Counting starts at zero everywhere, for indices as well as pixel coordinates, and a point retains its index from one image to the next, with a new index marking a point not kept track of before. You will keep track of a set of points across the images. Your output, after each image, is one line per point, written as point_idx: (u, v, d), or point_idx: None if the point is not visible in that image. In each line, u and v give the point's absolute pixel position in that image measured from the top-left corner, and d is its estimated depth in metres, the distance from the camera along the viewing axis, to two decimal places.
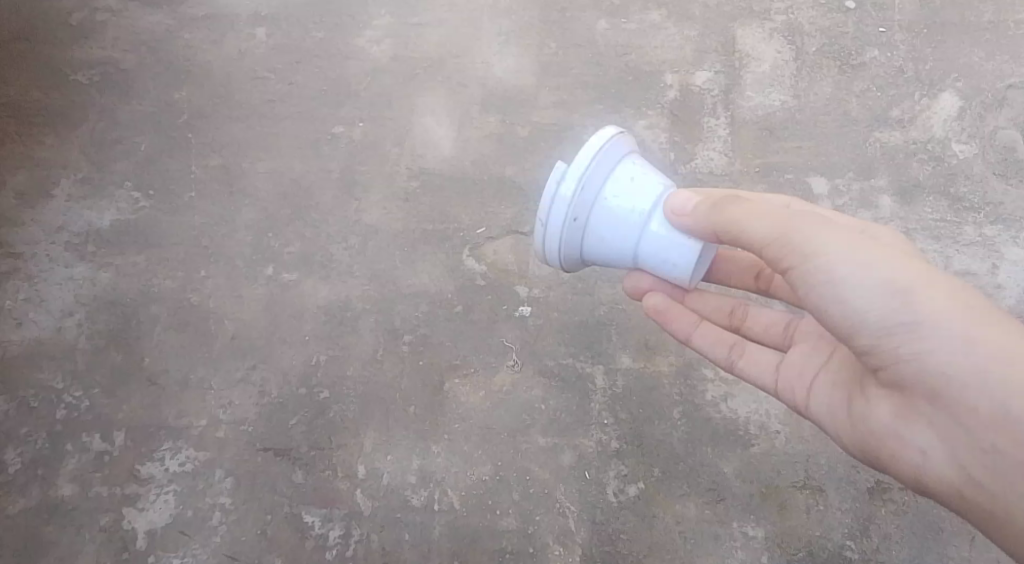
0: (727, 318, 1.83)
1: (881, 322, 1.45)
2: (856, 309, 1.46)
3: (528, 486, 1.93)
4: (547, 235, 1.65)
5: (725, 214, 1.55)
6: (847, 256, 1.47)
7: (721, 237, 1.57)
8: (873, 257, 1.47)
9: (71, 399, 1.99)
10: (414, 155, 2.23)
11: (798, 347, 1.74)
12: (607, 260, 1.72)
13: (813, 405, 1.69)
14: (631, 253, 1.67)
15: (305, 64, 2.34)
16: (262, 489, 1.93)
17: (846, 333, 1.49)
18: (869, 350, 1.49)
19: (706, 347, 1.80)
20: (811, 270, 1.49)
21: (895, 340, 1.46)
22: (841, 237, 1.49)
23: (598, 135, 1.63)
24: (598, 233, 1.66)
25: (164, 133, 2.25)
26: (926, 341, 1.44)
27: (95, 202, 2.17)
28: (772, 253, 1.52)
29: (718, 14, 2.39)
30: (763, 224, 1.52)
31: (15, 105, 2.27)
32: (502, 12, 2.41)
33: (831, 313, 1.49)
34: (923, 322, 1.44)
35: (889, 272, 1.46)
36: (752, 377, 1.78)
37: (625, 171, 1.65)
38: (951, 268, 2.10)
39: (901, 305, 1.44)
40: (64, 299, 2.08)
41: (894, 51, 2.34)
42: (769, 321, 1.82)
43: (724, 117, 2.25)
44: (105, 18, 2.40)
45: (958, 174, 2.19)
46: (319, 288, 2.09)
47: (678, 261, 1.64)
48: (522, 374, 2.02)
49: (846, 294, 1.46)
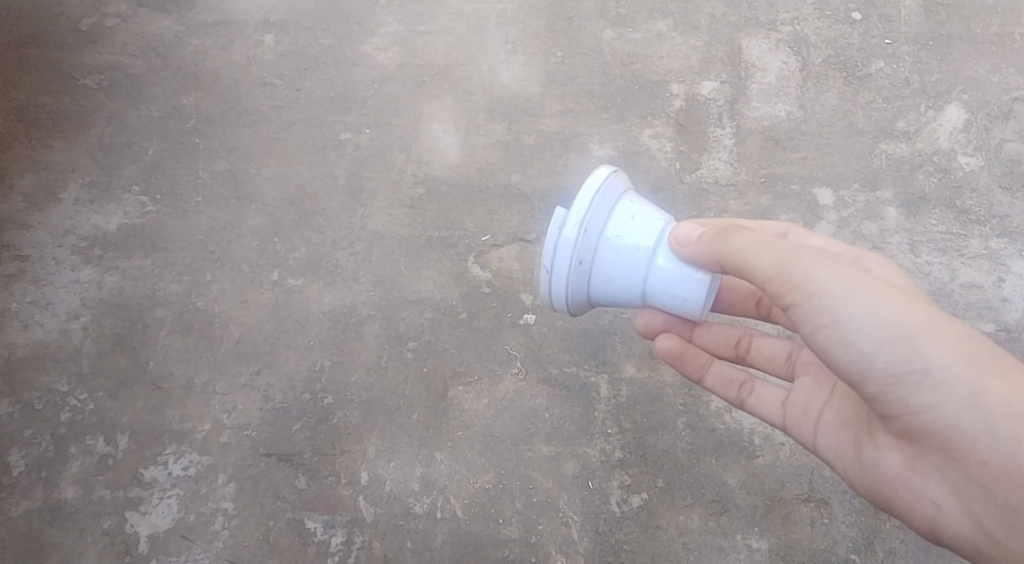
0: (732, 349, 1.86)
1: (890, 368, 1.44)
2: (865, 353, 1.45)
3: (531, 494, 1.93)
4: (553, 278, 1.64)
5: (733, 244, 1.54)
6: (855, 298, 1.46)
7: (726, 265, 1.56)
8: (882, 304, 1.45)
9: (75, 402, 2.00)
10: (420, 162, 2.24)
11: (803, 382, 1.76)
12: (614, 299, 1.71)
13: (821, 444, 1.70)
14: (639, 290, 1.67)
15: (312, 71, 2.36)
16: (265, 495, 1.93)
17: (854, 378, 1.47)
18: (878, 395, 1.47)
19: (716, 386, 1.82)
20: (817, 307, 1.47)
21: (905, 387, 1.44)
22: (848, 277, 1.47)
23: (594, 177, 1.64)
24: (605, 271, 1.66)
25: (171, 138, 2.26)
26: (936, 391, 1.43)
27: (102, 206, 2.18)
28: (779, 293, 1.51)
29: (725, 24, 2.40)
30: (771, 262, 1.51)
31: (24, 108, 2.29)
32: (509, 20, 2.43)
33: (839, 355, 1.47)
34: (933, 371, 1.43)
35: (899, 321, 1.44)
36: (761, 412, 1.80)
37: (624, 211, 1.66)
38: (957, 280, 2.10)
39: (911, 355, 1.43)
40: (70, 301, 2.09)
41: (900, 63, 2.35)
42: (771, 351, 1.84)
43: (729, 126, 2.25)
44: (115, 23, 2.42)
45: (963, 187, 2.20)
46: (324, 294, 2.10)
47: (688, 295, 1.64)
48: (526, 382, 2.02)
49: (855, 337, 1.45)
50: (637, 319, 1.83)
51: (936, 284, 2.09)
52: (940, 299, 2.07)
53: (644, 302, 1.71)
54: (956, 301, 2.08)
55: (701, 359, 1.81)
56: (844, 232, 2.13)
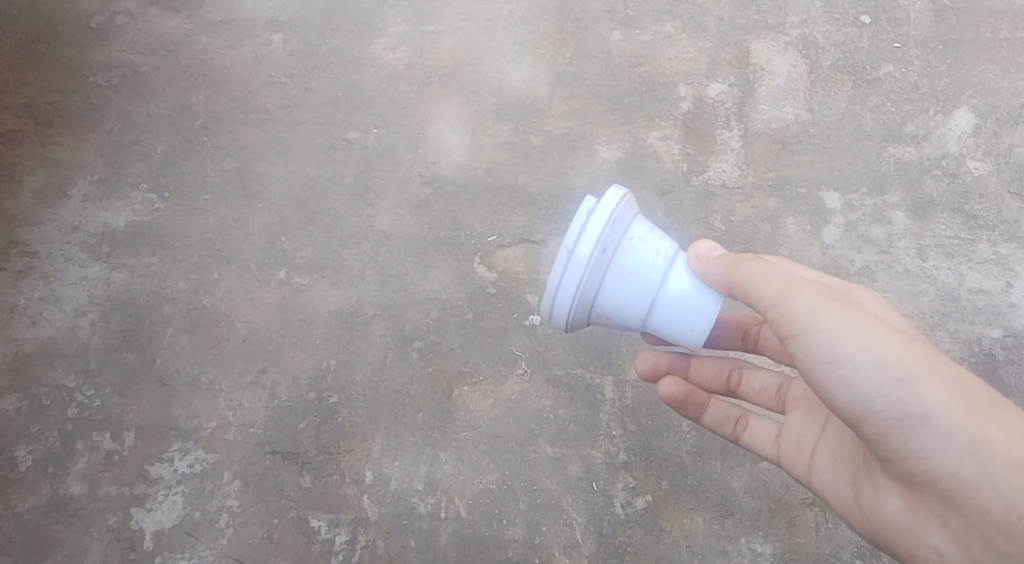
0: (724, 384, 1.88)
1: (888, 411, 1.46)
2: (863, 394, 1.47)
3: (536, 495, 1.93)
4: (575, 264, 1.60)
5: (744, 271, 1.59)
6: (856, 338, 1.48)
7: (736, 290, 1.61)
8: (883, 344, 1.48)
9: (82, 398, 2.01)
10: (427, 163, 2.24)
11: (795, 417, 1.77)
12: (618, 311, 1.68)
13: (816, 481, 1.71)
14: (651, 301, 1.66)
15: (321, 70, 2.36)
16: (270, 493, 1.93)
17: (853, 418, 1.50)
18: (875, 437, 1.49)
19: (712, 424, 1.84)
20: (816, 345, 1.50)
21: (902, 431, 1.46)
22: (852, 317, 1.49)
23: (617, 194, 1.61)
24: (622, 271, 1.64)
25: (179, 136, 2.27)
26: (934, 436, 1.44)
27: (111, 203, 2.19)
28: (782, 328, 1.54)
29: (733, 27, 2.40)
30: (777, 295, 1.54)
31: (34, 106, 2.30)
32: (517, 21, 2.43)
33: (837, 395, 1.49)
34: (932, 416, 1.44)
35: (899, 363, 1.46)
36: (757, 448, 1.81)
37: (639, 231, 1.65)
38: (965, 285, 2.09)
39: (910, 397, 1.45)
40: (77, 298, 2.10)
41: (909, 67, 2.34)
42: (763, 384, 1.85)
43: (737, 129, 2.25)
44: (125, 22, 2.43)
45: (972, 192, 2.19)
46: (330, 292, 2.10)
47: (692, 327, 1.67)
48: (531, 383, 2.02)
49: (854, 377, 1.47)
50: (642, 362, 1.86)
51: (944, 289, 2.08)
52: (948, 304, 2.07)
53: (648, 318, 1.69)
54: (965, 306, 2.07)
55: (700, 399, 1.82)
56: (851, 236, 2.13)
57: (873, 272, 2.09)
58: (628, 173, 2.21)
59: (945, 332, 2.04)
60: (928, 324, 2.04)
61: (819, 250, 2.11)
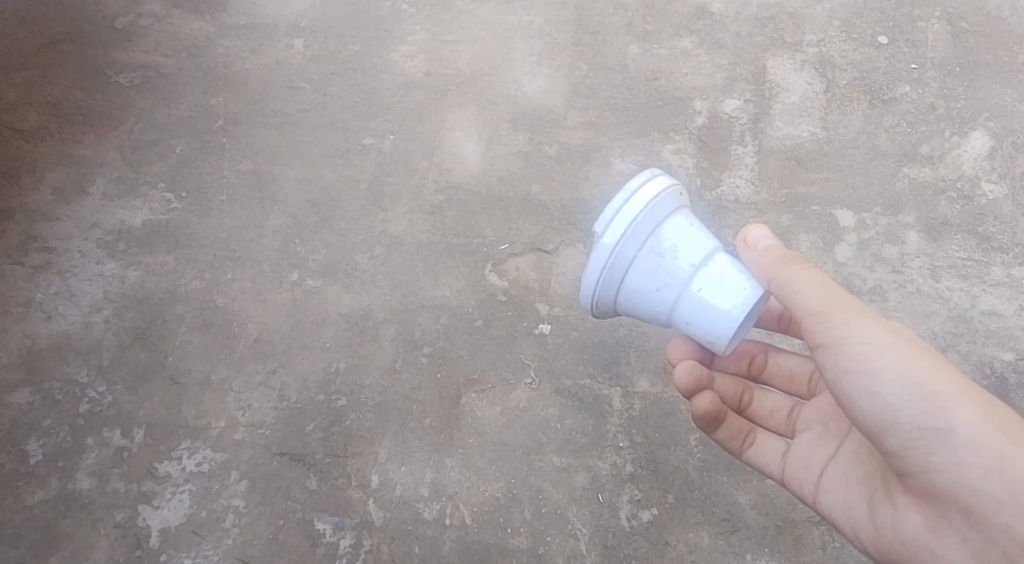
0: (736, 402, 1.86)
1: (913, 422, 1.48)
2: (888, 403, 1.50)
3: (541, 505, 1.93)
4: (656, 176, 1.65)
5: (783, 272, 1.63)
6: (885, 350, 1.52)
7: (776, 288, 1.64)
8: (910, 357, 1.51)
9: (94, 394, 2.03)
10: (442, 169, 2.26)
11: (804, 436, 1.77)
12: (670, 254, 1.65)
13: (824, 500, 1.71)
14: (705, 254, 1.66)
15: (340, 76, 2.39)
16: (276, 494, 1.94)
17: (877, 428, 1.52)
18: (898, 449, 1.51)
19: (724, 438, 1.81)
20: (846, 353, 1.54)
21: (926, 444, 1.48)
22: (880, 330, 1.54)
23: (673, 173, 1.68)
24: (686, 217, 1.68)
25: (199, 137, 2.30)
26: (958, 451, 1.46)
27: (129, 201, 2.22)
28: (812, 333, 1.58)
29: (751, 43, 2.41)
30: (811, 298, 1.58)
31: (57, 104, 2.34)
32: (535, 33, 2.45)
33: (862, 403, 1.53)
34: (957, 431, 1.46)
35: (925, 376, 1.50)
36: (761, 465, 1.81)
37: (687, 216, 1.69)
38: (978, 307, 2.08)
39: (934, 410, 1.48)
40: (93, 294, 2.12)
41: (926, 88, 2.34)
42: (774, 406, 1.84)
43: (752, 145, 2.26)
44: (149, 24, 2.47)
45: (987, 215, 2.18)
46: (342, 296, 2.12)
47: (722, 320, 1.65)
48: (539, 392, 2.03)
49: (880, 387, 1.51)
50: (679, 372, 1.75)
51: (956, 310, 2.08)
52: (960, 326, 2.06)
53: (696, 272, 1.65)
54: (976, 328, 2.06)
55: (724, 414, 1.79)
56: (864, 255, 2.13)
57: (885, 291, 2.09)
58: None
59: (956, 353, 2.03)
60: (939, 345, 2.04)
61: (832, 267, 2.11)
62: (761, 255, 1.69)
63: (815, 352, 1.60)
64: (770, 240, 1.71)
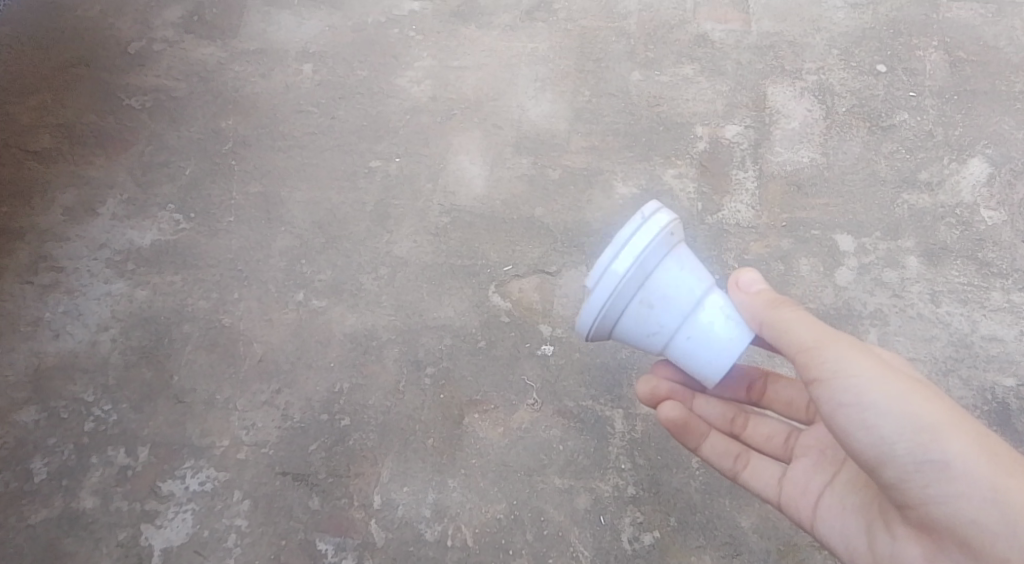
0: (730, 426, 1.88)
1: (909, 456, 1.50)
2: (884, 437, 1.51)
3: (542, 527, 1.93)
4: (647, 228, 1.60)
5: (773, 312, 1.63)
6: (879, 384, 1.52)
7: (766, 328, 1.64)
8: (905, 391, 1.52)
9: (100, 412, 2.04)
10: (447, 192, 2.29)
11: (800, 461, 1.78)
12: (662, 301, 1.66)
13: (821, 526, 1.71)
14: (697, 298, 1.67)
15: (347, 100, 2.43)
16: (279, 514, 1.95)
17: (874, 461, 1.53)
18: (896, 481, 1.53)
19: (712, 458, 1.82)
20: (841, 388, 1.54)
21: (922, 477, 1.50)
22: (874, 363, 1.54)
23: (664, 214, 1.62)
24: (679, 259, 1.65)
25: (208, 160, 2.34)
26: (955, 484, 1.48)
27: (138, 222, 2.25)
28: (806, 368, 1.58)
29: (751, 71, 2.46)
30: (804, 334, 1.59)
31: (70, 126, 2.38)
32: (539, 59, 2.50)
33: (858, 437, 1.54)
34: (953, 464, 1.48)
35: (920, 409, 1.51)
36: (756, 489, 1.81)
37: (679, 260, 1.66)
38: (978, 332, 2.09)
39: (931, 443, 1.49)
40: (100, 313, 2.15)
41: (924, 115, 2.38)
42: (770, 432, 1.85)
43: (752, 170, 2.29)
44: (162, 48, 2.52)
45: (986, 240, 2.20)
46: (347, 316, 2.14)
47: (708, 366, 1.70)
48: (541, 413, 2.04)
49: (875, 421, 1.52)
50: (642, 386, 1.86)
51: (956, 335, 2.09)
52: (961, 351, 2.07)
53: (687, 317, 1.68)
54: (977, 353, 2.07)
55: (700, 428, 1.82)
56: (864, 279, 2.15)
57: (886, 316, 2.10)
58: None
59: (956, 378, 2.04)
60: (939, 370, 2.05)
61: (832, 291, 2.13)
62: (751, 295, 1.69)
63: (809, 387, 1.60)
64: (762, 285, 1.69)
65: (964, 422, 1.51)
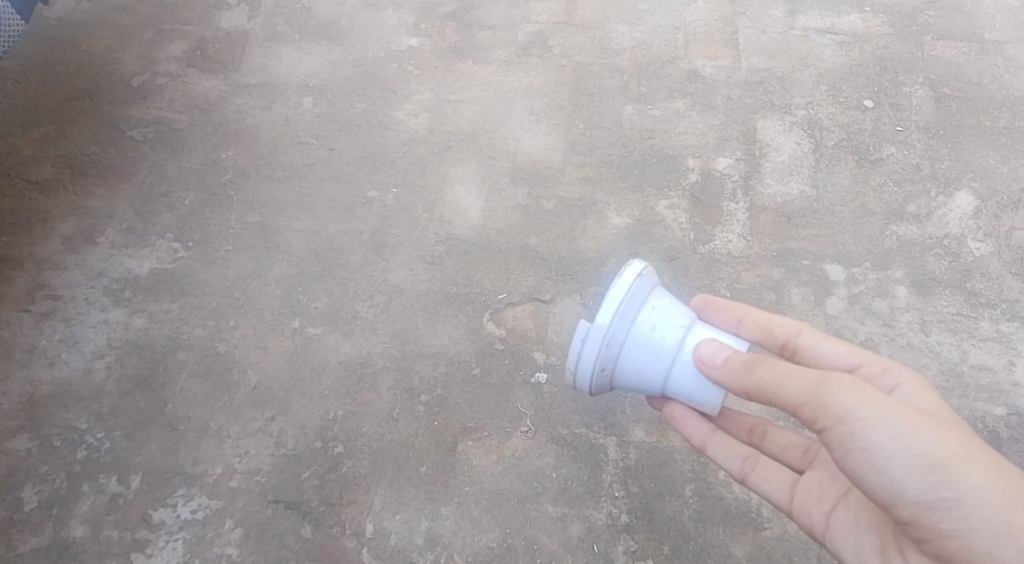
0: (746, 434, 1.86)
1: (920, 494, 1.46)
2: (894, 479, 1.47)
3: (536, 555, 1.92)
4: (574, 379, 1.73)
5: (759, 375, 1.57)
6: (885, 424, 1.47)
7: (757, 397, 1.58)
8: (911, 426, 1.47)
9: (93, 440, 2.04)
10: (442, 222, 2.32)
11: (817, 472, 1.75)
12: (637, 381, 1.76)
13: (833, 539, 1.69)
14: (668, 369, 1.73)
15: (346, 132, 2.47)
16: (271, 542, 1.93)
17: (886, 501, 1.49)
18: (911, 518, 1.49)
19: (718, 456, 1.82)
20: (847, 434, 1.49)
21: (936, 514, 1.46)
22: (877, 403, 1.48)
23: (584, 365, 1.70)
24: (627, 368, 1.74)
25: (207, 191, 2.37)
26: (968, 520, 1.44)
27: (136, 252, 2.27)
28: (805, 415, 1.52)
29: (741, 105, 2.51)
30: (797, 384, 1.53)
31: (72, 157, 2.41)
32: (535, 93, 2.55)
33: (870, 480, 1.49)
34: (966, 499, 1.44)
35: (928, 445, 1.46)
36: (763, 492, 1.79)
37: (629, 365, 1.74)
38: (968, 361, 2.11)
39: (941, 480, 1.45)
40: (96, 341, 2.15)
41: (911, 149, 2.43)
42: (788, 442, 1.82)
43: (743, 201, 2.33)
44: (164, 82, 2.57)
45: (974, 271, 2.23)
46: (342, 343, 2.15)
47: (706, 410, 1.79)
48: (535, 440, 2.04)
49: (885, 463, 1.47)
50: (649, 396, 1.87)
51: (947, 363, 2.10)
52: (951, 379, 2.08)
53: (669, 385, 1.75)
54: (968, 382, 2.08)
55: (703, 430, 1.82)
56: (855, 308, 2.17)
57: (877, 344, 2.12)
58: (637, 239, 2.28)
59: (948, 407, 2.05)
60: None
61: (823, 320, 2.15)
62: (715, 363, 1.64)
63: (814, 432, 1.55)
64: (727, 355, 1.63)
65: (973, 453, 1.46)
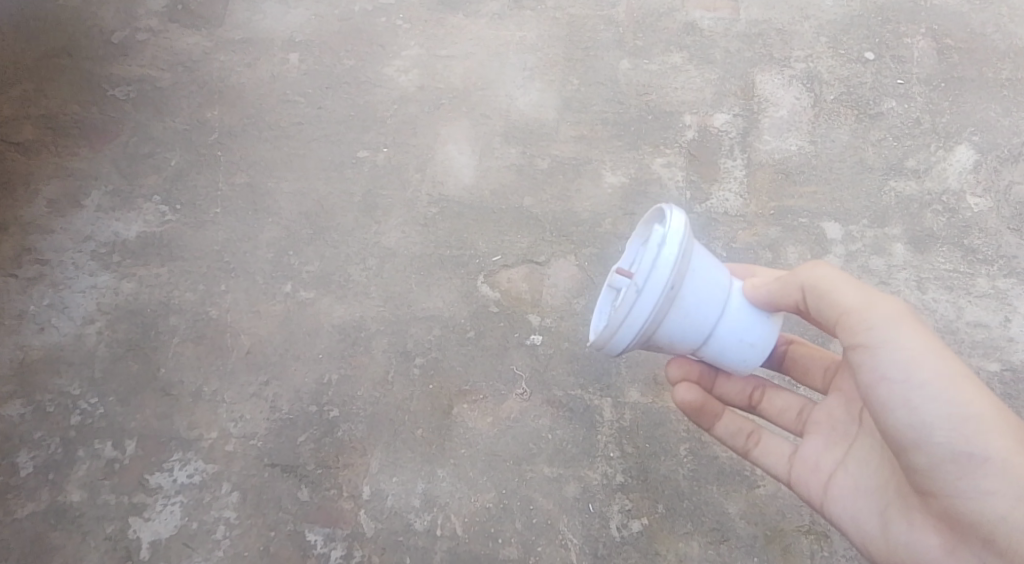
0: (745, 400, 1.86)
1: (948, 445, 1.48)
2: (926, 420, 1.49)
3: (531, 515, 1.93)
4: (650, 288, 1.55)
5: (817, 277, 1.63)
6: (931, 363, 1.51)
7: (807, 296, 1.64)
8: (954, 374, 1.51)
9: (86, 405, 2.02)
10: (434, 183, 2.28)
11: (814, 439, 1.75)
12: (688, 314, 1.64)
13: (832, 505, 1.69)
14: (716, 310, 1.66)
15: (335, 89, 2.41)
16: (268, 505, 1.94)
17: (908, 442, 1.52)
18: (928, 468, 1.51)
19: (723, 434, 1.82)
20: (887, 359, 1.53)
21: (959, 469, 1.49)
22: (926, 340, 1.53)
23: (666, 269, 1.55)
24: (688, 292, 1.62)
25: (193, 151, 2.32)
26: (991, 481, 1.47)
27: (123, 214, 2.23)
28: (850, 324, 1.58)
29: (739, 59, 2.46)
30: (855, 294, 1.59)
31: (53, 117, 2.35)
32: (528, 48, 2.49)
33: (898, 415, 1.52)
34: (995, 461, 1.47)
35: (966, 399, 1.49)
36: (766, 465, 1.79)
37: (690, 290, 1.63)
38: (964, 318, 2.10)
39: (974, 436, 1.48)
40: (86, 306, 2.12)
41: (911, 103, 2.38)
42: (784, 405, 1.83)
43: (741, 159, 2.29)
44: (145, 38, 2.50)
45: (972, 227, 2.21)
46: (335, 307, 2.13)
47: (746, 357, 1.71)
48: (530, 402, 2.04)
49: (920, 402, 1.50)
50: (671, 368, 1.85)
51: (943, 321, 2.09)
52: (947, 337, 2.07)
53: (697, 347, 1.71)
54: (964, 339, 2.07)
55: (715, 410, 1.80)
56: (852, 266, 2.15)
57: None
58: (633, 199, 2.24)
59: None
60: None
61: None
62: (778, 291, 1.66)
63: (849, 347, 1.59)
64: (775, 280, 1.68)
65: (1008, 420, 1.50)
